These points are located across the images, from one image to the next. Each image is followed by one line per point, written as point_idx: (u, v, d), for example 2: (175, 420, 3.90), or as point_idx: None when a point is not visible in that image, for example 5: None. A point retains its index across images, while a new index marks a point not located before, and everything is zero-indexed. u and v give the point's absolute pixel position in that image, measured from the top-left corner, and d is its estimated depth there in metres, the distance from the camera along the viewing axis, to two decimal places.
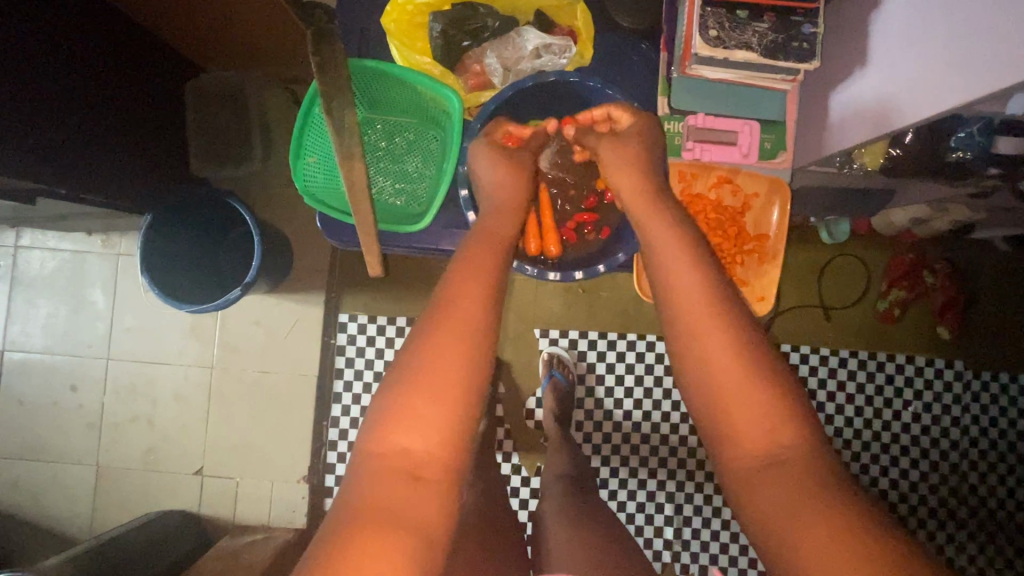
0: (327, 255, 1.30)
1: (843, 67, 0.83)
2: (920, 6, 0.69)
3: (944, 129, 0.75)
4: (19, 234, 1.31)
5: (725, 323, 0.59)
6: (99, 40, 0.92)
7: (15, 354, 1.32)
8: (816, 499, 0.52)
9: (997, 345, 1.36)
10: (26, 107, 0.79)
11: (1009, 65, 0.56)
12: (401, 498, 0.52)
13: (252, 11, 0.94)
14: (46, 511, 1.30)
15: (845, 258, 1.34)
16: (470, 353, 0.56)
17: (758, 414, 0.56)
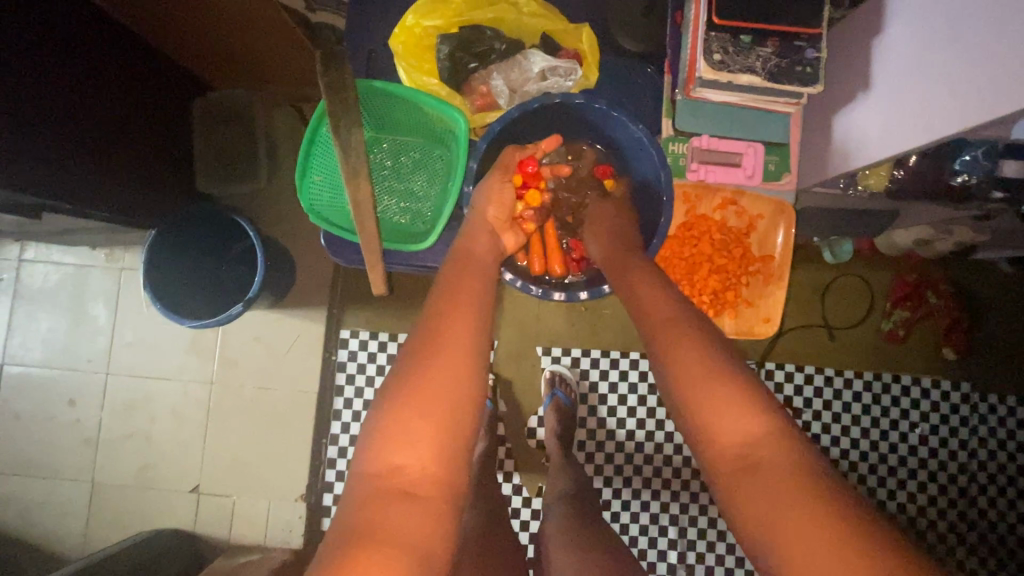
0: (330, 270, 1.30)
1: (847, 91, 0.83)
2: (921, 33, 0.70)
3: (946, 152, 0.77)
4: (21, 248, 1.31)
5: (695, 342, 0.66)
6: (111, 59, 0.93)
7: (13, 368, 1.31)
8: (803, 499, 0.54)
9: (1002, 367, 1.34)
10: (37, 122, 0.80)
11: (1014, 90, 0.56)
12: (394, 524, 0.50)
13: (262, 33, 0.96)
14: (38, 529, 1.28)
15: (848, 279, 1.34)
16: (463, 367, 0.56)
17: (735, 415, 0.60)
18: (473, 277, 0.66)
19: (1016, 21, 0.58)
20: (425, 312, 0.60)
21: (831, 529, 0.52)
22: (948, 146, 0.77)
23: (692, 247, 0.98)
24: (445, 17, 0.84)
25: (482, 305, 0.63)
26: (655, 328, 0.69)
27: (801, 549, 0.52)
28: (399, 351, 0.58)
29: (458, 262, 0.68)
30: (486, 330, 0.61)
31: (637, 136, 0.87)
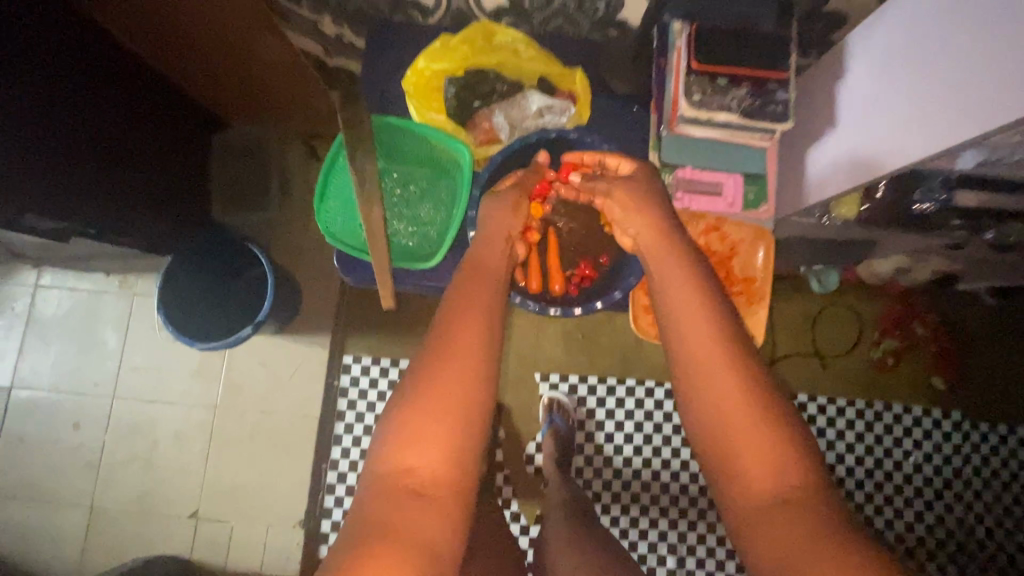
0: (334, 297, 1.34)
1: (817, 130, 0.91)
2: (881, 75, 0.77)
3: (908, 181, 0.75)
4: (39, 274, 1.36)
5: (727, 364, 0.60)
6: (142, 92, 1.00)
7: (22, 391, 1.33)
8: (830, 551, 0.50)
9: (993, 396, 1.37)
10: (70, 146, 0.85)
11: (972, 117, 0.61)
12: (405, 519, 0.53)
13: (286, 75, 1.05)
14: (32, 554, 1.27)
15: (837, 309, 1.38)
16: (473, 378, 0.58)
17: (759, 448, 0.57)
18: (486, 291, 0.65)
19: (961, 62, 0.64)
20: (444, 336, 0.60)
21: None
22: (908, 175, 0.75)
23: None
24: (453, 60, 0.92)
25: (495, 323, 0.62)
26: (682, 346, 0.63)
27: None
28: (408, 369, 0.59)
29: (473, 274, 0.67)
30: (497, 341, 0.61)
31: None
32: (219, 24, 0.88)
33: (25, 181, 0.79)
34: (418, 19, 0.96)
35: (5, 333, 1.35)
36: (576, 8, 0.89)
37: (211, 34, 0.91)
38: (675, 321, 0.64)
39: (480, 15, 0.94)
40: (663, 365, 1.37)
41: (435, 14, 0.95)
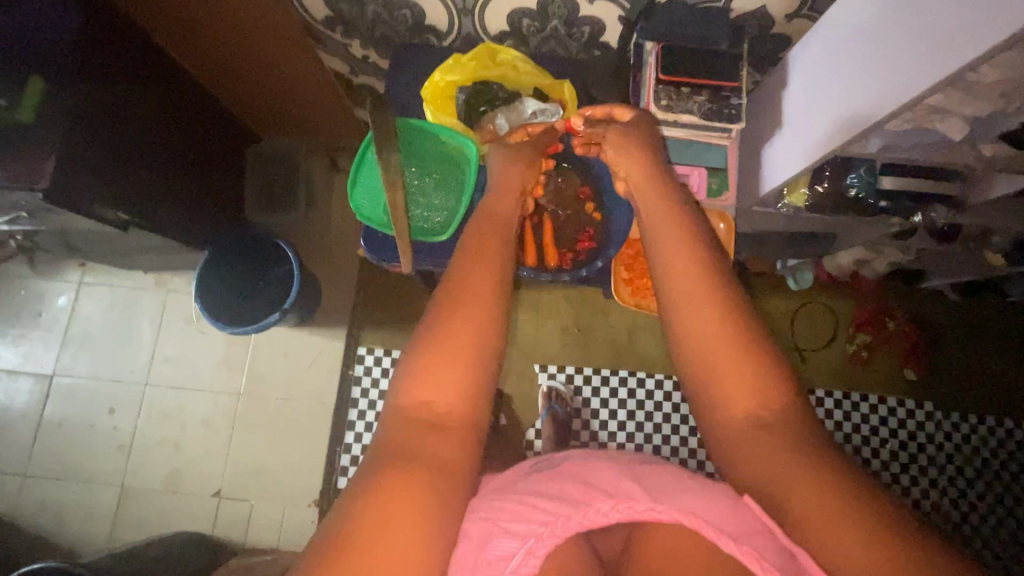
0: (351, 294, 1.47)
1: (772, 120, 0.91)
2: (823, 57, 0.78)
3: (842, 168, 0.84)
4: (83, 272, 1.49)
5: (708, 290, 0.56)
6: (170, 94, 1.08)
7: (63, 379, 1.45)
8: (808, 476, 0.47)
9: (962, 387, 1.46)
10: (94, 133, 0.90)
11: (907, 83, 0.61)
12: (428, 454, 0.50)
13: (300, 71, 1.11)
14: (66, 531, 1.36)
15: (814, 305, 1.49)
16: (488, 317, 0.55)
17: (740, 374, 0.53)
18: (497, 232, 0.64)
19: (891, 40, 0.65)
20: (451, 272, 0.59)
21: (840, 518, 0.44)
22: (839, 161, 0.85)
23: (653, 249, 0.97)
24: (464, 73, 0.93)
25: (504, 259, 0.61)
26: (663, 278, 0.59)
27: (808, 527, 0.45)
28: (428, 304, 0.56)
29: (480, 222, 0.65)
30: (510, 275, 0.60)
31: None
32: (262, 44, 1.01)
33: (93, 178, 0.91)
34: (433, 43, 0.99)
35: (49, 325, 1.47)
36: (567, 33, 0.92)
37: (252, 53, 1.05)
38: (662, 255, 0.60)
39: (485, 39, 0.96)
40: (653, 358, 1.47)
41: (447, 39, 0.98)
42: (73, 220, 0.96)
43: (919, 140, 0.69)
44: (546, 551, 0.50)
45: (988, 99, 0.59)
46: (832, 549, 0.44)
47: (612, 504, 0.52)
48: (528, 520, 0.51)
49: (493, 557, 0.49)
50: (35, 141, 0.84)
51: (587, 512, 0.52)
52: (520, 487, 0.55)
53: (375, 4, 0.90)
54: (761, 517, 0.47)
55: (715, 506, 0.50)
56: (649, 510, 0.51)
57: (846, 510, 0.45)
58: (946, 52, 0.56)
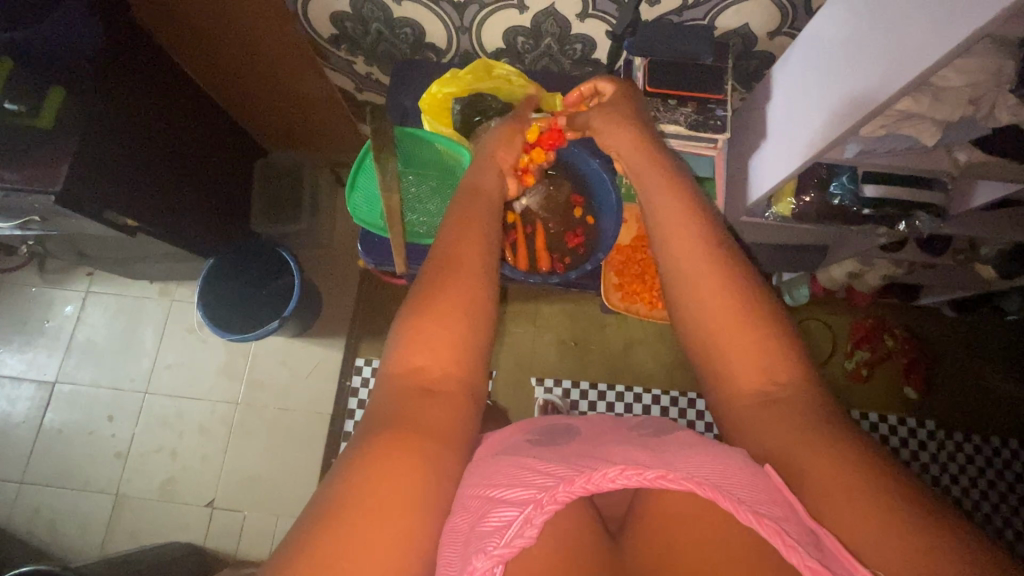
0: (352, 305, 1.50)
1: (756, 129, 0.95)
2: (799, 70, 0.82)
3: (826, 175, 0.88)
4: (91, 281, 1.52)
5: (707, 264, 0.58)
6: (181, 103, 1.12)
7: (64, 386, 1.46)
8: (822, 453, 0.46)
9: (960, 406, 1.44)
10: (106, 136, 0.94)
11: (882, 82, 0.63)
12: (422, 416, 0.52)
13: (307, 85, 1.15)
14: (59, 538, 1.36)
15: (808, 321, 1.48)
16: (478, 292, 0.58)
17: (743, 340, 0.54)
18: (491, 216, 0.68)
19: (860, 48, 0.69)
20: (441, 249, 0.61)
21: (854, 486, 0.43)
22: (823, 170, 0.88)
23: (641, 255, 1.03)
24: (461, 86, 0.95)
25: (491, 239, 0.64)
26: (668, 254, 0.61)
27: (822, 496, 0.44)
28: (414, 280, 0.60)
29: (462, 202, 0.68)
30: (496, 256, 0.63)
31: (597, 171, 0.93)
32: (271, 60, 1.07)
33: (105, 183, 0.95)
34: (432, 59, 1.04)
35: (54, 334, 1.49)
36: (560, 49, 0.96)
37: (262, 69, 1.10)
38: (661, 236, 0.62)
39: (482, 56, 1.00)
40: (650, 371, 1.47)
41: (446, 55, 1.02)
42: (82, 224, 0.99)
43: (891, 147, 0.72)
44: (544, 520, 0.44)
45: (958, 104, 0.65)
46: (846, 519, 0.42)
47: (619, 470, 0.44)
48: (527, 488, 0.46)
49: (488, 529, 0.44)
50: (52, 145, 0.88)
51: (590, 476, 0.45)
52: (519, 454, 0.52)
53: (379, 22, 0.95)
54: (779, 487, 0.45)
55: (723, 469, 0.45)
56: (660, 479, 0.44)
57: (856, 479, 0.44)
58: (906, 60, 0.60)
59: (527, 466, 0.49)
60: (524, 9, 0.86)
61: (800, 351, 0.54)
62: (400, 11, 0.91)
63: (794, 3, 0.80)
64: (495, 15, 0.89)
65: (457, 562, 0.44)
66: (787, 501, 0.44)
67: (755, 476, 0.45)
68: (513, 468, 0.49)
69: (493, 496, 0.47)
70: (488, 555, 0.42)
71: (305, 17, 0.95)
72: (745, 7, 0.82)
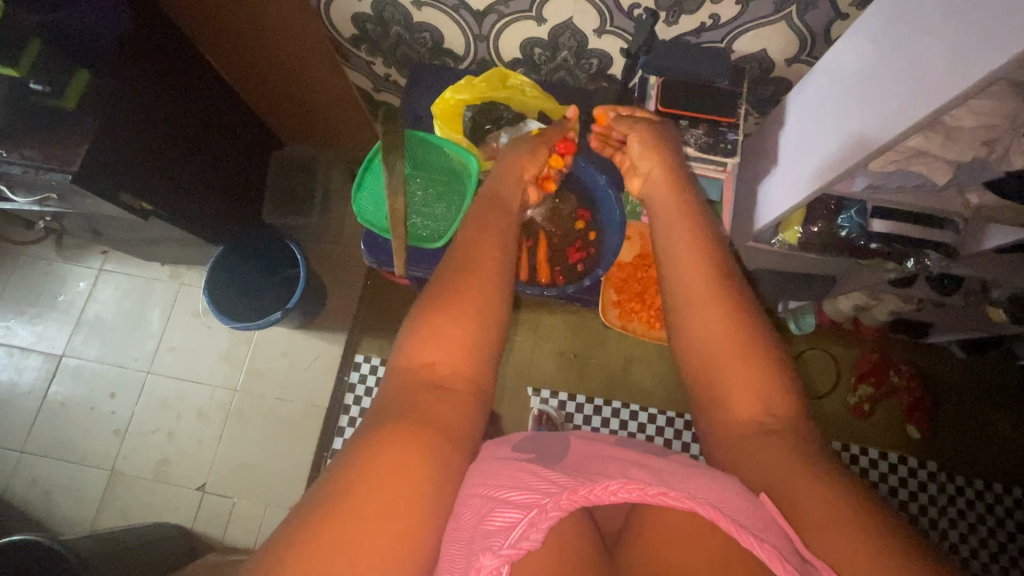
0: (356, 300, 1.51)
1: (767, 157, 0.94)
2: (814, 98, 0.82)
3: (835, 206, 0.87)
4: (105, 260, 1.55)
5: (710, 290, 0.58)
6: (202, 91, 1.14)
7: (70, 360, 1.49)
8: (815, 486, 0.45)
9: (966, 452, 1.39)
10: (124, 116, 0.96)
11: (897, 114, 0.62)
12: (428, 411, 0.52)
13: (325, 82, 1.17)
14: (53, 509, 1.38)
15: (814, 351, 1.45)
16: (493, 295, 0.59)
17: (741, 367, 0.54)
18: (505, 223, 0.68)
19: (877, 77, 0.68)
20: (457, 254, 0.62)
21: (850, 520, 0.43)
22: (832, 202, 0.88)
23: (643, 272, 1.03)
24: (474, 94, 0.96)
25: (508, 247, 0.65)
26: (673, 282, 0.61)
27: (812, 524, 0.43)
28: (432, 278, 0.60)
29: (484, 206, 0.70)
30: (510, 264, 0.64)
31: (603, 185, 0.94)
32: (288, 56, 1.09)
33: (125, 167, 0.98)
34: (450, 65, 1.04)
35: (66, 308, 1.52)
36: (576, 63, 0.97)
37: (279, 63, 1.12)
38: (670, 259, 0.63)
39: (500, 65, 1.01)
40: (650, 389, 1.46)
41: (463, 62, 1.03)
42: (98, 205, 1.01)
43: (901, 184, 0.71)
44: (548, 526, 0.44)
45: (969, 146, 0.64)
46: (837, 548, 0.41)
47: (621, 484, 0.44)
48: (531, 494, 0.46)
49: (491, 529, 0.44)
50: (75, 127, 0.90)
51: (592, 487, 0.44)
52: (521, 461, 0.52)
53: (399, 25, 0.96)
54: (773, 514, 0.44)
55: (729, 497, 0.45)
56: (661, 496, 0.44)
57: (852, 513, 0.43)
58: (914, 99, 0.60)
59: (531, 471, 0.49)
60: (542, 21, 0.87)
61: (796, 385, 0.54)
62: (420, 16, 0.92)
63: (813, 31, 0.80)
64: (514, 25, 0.89)
65: (462, 562, 0.44)
66: (785, 532, 0.43)
67: (752, 504, 0.45)
68: (517, 472, 0.49)
69: (496, 497, 0.47)
70: (496, 554, 0.42)
71: (327, 15, 0.96)
72: (764, 33, 0.81)
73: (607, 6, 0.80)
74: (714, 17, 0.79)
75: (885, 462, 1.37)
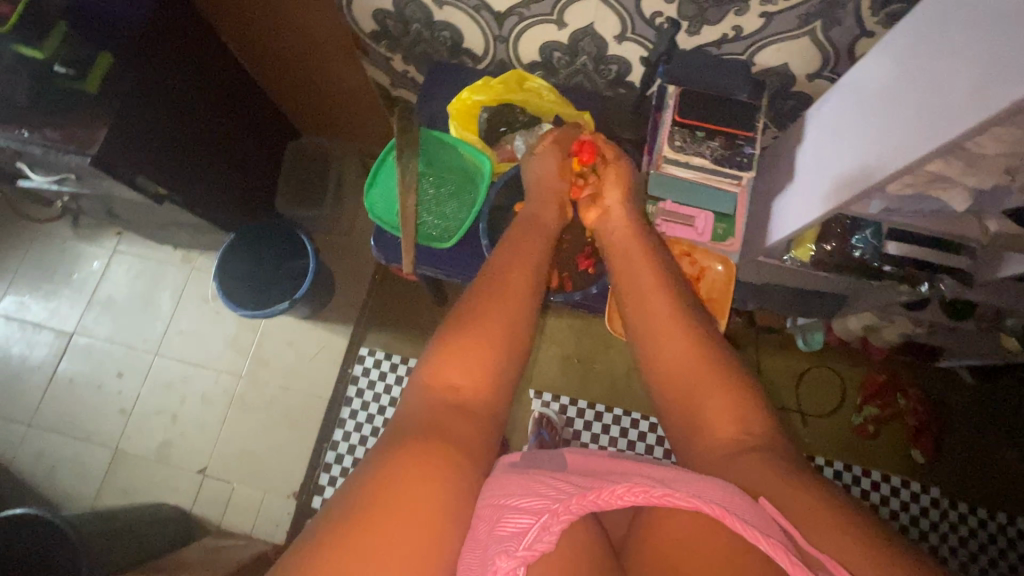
0: (363, 294, 1.52)
1: (779, 180, 0.94)
2: (818, 131, 0.84)
3: (847, 228, 0.88)
4: (119, 241, 1.57)
5: (681, 326, 0.66)
6: (224, 81, 1.16)
7: (80, 338, 1.51)
8: (803, 490, 0.51)
9: (971, 479, 1.37)
10: (148, 100, 0.97)
11: (914, 140, 0.62)
12: (452, 428, 0.54)
13: (343, 75, 1.17)
14: (57, 484, 1.40)
15: (822, 369, 1.43)
16: (517, 320, 0.63)
17: (722, 398, 0.59)
18: (531, 250, 0.72)
19: (892, 104, 0.68)
20: (486, 282, 0.65)
21: (837, 519, 0.48)
22: (847, 221, 0.88)
23: None
24: (491, 95, 0.95)
25: (536, 276, 0.69)
26: (648, 325, 0.67)
27: (806, 525, 0.48)
28: (459, 303, 0.64)
29: (518, 233, 0.75)
30: (536, 297, 0.67)
31: None
32: (308, 48, 1.10)
33: (143, 152, 0.99)
34: (468, 65, 1.04)
35: (79, 286, 1.54)
36: (595, 69, 0.96)
37: (300, 55, 1.13)
38: (640, 297, 0.70)
39: (518, 67, 1.00)
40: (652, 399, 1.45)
41: (482, 62, 1.03)
42: (114, 187, 1.02)
43: (919, 208, 0.72)
44: (560, 528, 0.46)
45: (991, 173, 0.64)
46: (831, 543, 0.46)
47: (627, 488, 0.46)
48: (542, 499, 0.48)
49: (505, 534, 0.46)
50: (95, 109, 0.91)
51: (600, 491, 0.47)
52: (531, 470, 0.54)
53: (419, 23, 0.96)
54: (774, 517, 0.48)
55: (737, 501, 0.48)
56: (667, 496, 0.46)
57: (839, 520, 0.48)
58: (926, 125, 0.60)
59: (540, 480, 0.51)
60: (563, 26, 0.86)
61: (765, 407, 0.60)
62: (441, 15, 0.92)
63: (836, 47, 0.79)
64: (535, 29, 0.89)
65: (477, 567, 0.45)
66: (787, 530, 0.47)
67: (753, 508, 0.48)
68: (528, 481, 0.51)
69: (507, 504, 0.49)
70: (511, 556, 0.44)
71: (349, 10, 0.96)
72: (787, 47, 0.81)
73: (630, 13, 0.80)
74: (737, 29, 0.79)
75: (889, 484, 1.35)
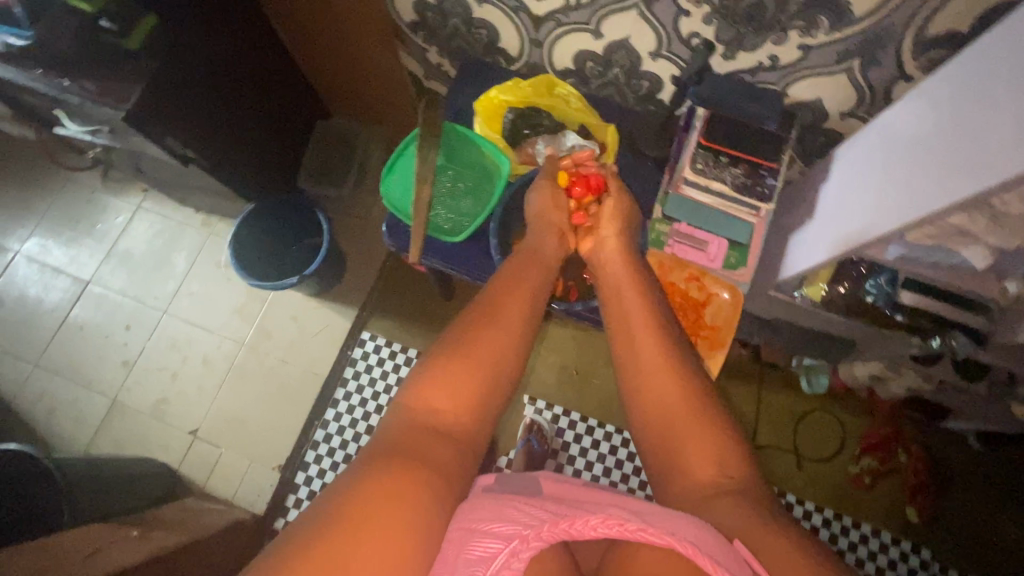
0: (372, 280, 1.53)
1: (798, 218, 0.92)
2: (842, 177, 0.83)
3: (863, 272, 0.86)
4: (144, 197, 1.61)
5: (668, 362, 0.65)
6: (263, 58, 1.19)
7: (95, 287, 1.55)
8: (779, 538, 0.50)
9: (966, 546, 1.33)
10: (191, 61, 1.01)
11: (931, 195, 0.61)
12: (428, 451, 0.54)
13: (378, 61, 1.18)
14: (54, 426, 1.44)
15: (822, 414, 1.40)
16: (507, 349, 0.64)
17: (703, 440, 0.59)
18: (533, 283, 0.73)
19: (914, 161, 0.67)
20: (477, 311, 0.66)
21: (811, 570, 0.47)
22: (862, 266, 0.85)
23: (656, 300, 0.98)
24: (518, 96, 0.97)
25: (534, 305, 0.70)
26: (636, 359, 0.67)
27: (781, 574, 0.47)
28: (448, 330, 0.65)
29: (520, 260, 0.77)
30: (529, 327, 0.68)
31: None
32: (348, 32, 1.11)
33: (177, 114, 1.01)
34: (501, 64, 1.04)
35: (100, 237, 1.58)
36: (627, 82, 0.96)
37: (338, 37, 1.14)
38: (631, 322, 0.71)
39: (550, 72, 1.00)
40: None
41: (515, 64, 1.03)
42: (144, 144, 1.04)
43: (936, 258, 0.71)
44: (528, 556, 0.46)
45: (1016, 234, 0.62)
46: None
47: (602, 519, 0.47)
48: (513, 525, 0.49)
49: (471, 558, 0.47)
50: (134, 65, 0.93)
51: (573, 521, 0.47)
52: (506, 494, 0.54)
53: (458, 18, 0.96)
54: (748, 560, 0.48)
55: (708, 537, 0.47)
56: (640, 531, 0.46)
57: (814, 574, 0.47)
58: (945, 181, 0.60)
59: (514, 505, 0.51)
60: (599, 36, 0.86)
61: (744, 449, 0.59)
62: (479, 12, 0.92)
63: (873, 87, 0.78)
64: (571, 36, 0.89)
65: None
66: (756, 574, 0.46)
67: (729, 549, 0.48)
68: (502, 506, 0.51)
69: (479, 528, 0.49)
70: None
71: None
72: (822, 81, 0.80)
73: (666, 30, 0.79)
74: (773, 58, 0.78)
75: (878, 538, 1.31)
